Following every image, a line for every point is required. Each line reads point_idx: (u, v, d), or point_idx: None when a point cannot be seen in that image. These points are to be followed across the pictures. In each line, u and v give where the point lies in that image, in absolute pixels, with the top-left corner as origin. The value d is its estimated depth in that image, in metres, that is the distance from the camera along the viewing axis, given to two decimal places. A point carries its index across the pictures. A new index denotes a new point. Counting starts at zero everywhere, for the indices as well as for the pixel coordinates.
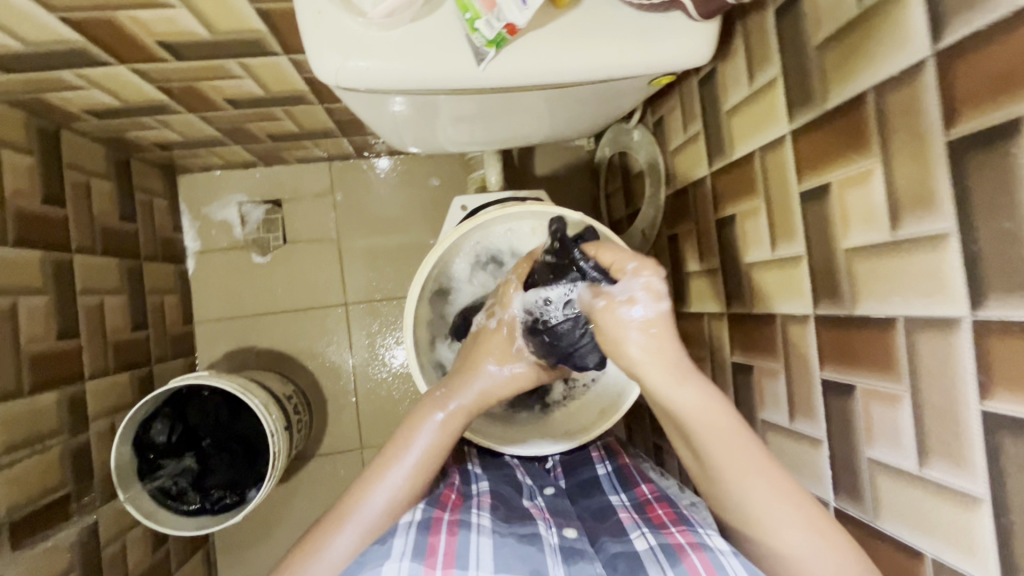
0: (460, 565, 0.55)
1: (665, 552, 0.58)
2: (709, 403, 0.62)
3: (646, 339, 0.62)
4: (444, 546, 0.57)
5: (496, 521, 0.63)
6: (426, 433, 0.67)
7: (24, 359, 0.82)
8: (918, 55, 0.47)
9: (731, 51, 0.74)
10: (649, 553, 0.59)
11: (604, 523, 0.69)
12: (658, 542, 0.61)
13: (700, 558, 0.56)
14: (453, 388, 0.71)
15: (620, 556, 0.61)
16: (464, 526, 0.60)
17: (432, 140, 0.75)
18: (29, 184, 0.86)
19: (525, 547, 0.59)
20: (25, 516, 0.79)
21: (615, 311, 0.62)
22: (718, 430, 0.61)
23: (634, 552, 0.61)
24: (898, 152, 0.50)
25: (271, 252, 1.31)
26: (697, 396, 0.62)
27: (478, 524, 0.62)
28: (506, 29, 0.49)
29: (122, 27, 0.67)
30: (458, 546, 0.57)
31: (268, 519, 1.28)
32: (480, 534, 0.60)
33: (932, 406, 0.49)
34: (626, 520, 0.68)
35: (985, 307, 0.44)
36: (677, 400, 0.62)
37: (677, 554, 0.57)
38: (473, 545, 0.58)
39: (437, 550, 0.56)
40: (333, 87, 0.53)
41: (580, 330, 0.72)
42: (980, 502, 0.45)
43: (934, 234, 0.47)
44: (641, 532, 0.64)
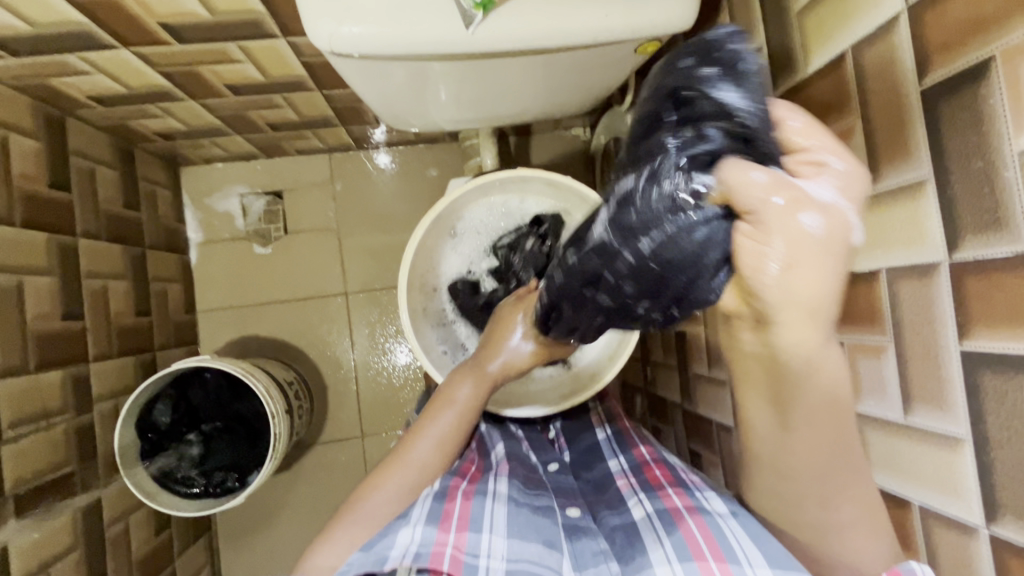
0: (474, 529, 0.57)
1: (662, 518, 0.60)
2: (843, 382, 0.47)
3: (821, 266, 0.40)
4: (458, 510, 0.59)
5: (513, 488, 0.65)
6: (453, 407, 0.68)
7: (29, 338, 0.84)
8: (892, 9, 0.49)
9: (718, 26, 0.76)
10: (645, 521, 0.61)
11: (604, 495, 0.70)
12: (655, 508, 0.62)
13: (695, 522, 0.57)
14: (481, 360, 0.71)
15: (620, 529, 0.61)
16: (479, 494, 0.62)
17: (427, 111, 0.77)
18: (36, 168, 0.89)
19: (539, 519, 0.61)
20: (30, 491, 0.81)
21: (800, 216, 0.39)
22: (834, 416, 0.48)
23: (630, 523, 0.62)
24: (877, 106, 0.51)
25: (273, 242, 1.33)
26: (839, 360, 0.46)
27: (494, 491, 0.63)
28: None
29: (125, 7, 0.70)
30: (472, 512, 0.59)
31: (270, 506, 1.29)
32: (495, 502, 0.61)
33: (915, 353, 0.50)
34: (625, 486, 0.69)
35: (961, 248, 0.45)
36: (824, 367, 0.45)
37: (674, 520, 0.59)
38: (487, 512, 0.59)
39: (452, 515, 0.58)
40: (328, 54, 0.55)
41: (708, 248, 0.42)
42: (961, 442, 0.46)
43: (912, 183, 0.48)
44: (638, 500, 0.65)
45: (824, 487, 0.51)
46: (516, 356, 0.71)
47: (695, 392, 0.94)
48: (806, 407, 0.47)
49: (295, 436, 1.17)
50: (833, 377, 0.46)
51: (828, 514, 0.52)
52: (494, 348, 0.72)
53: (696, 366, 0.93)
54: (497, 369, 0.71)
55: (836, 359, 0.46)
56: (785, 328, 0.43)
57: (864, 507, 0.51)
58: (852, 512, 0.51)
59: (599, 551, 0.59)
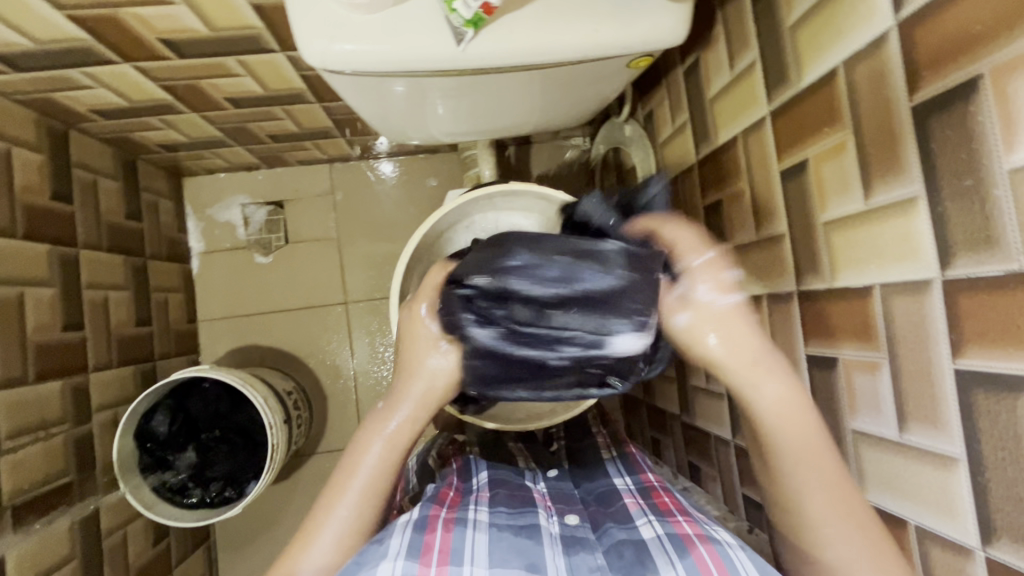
0: (455, 562, 0.54)
1: (672, 542, 0.58)
2: (792, 401, 0.55)
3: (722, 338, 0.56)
4: (439, 543, 0.56)
5: (493, 516, 0.64)
6: (370, 455, 0.62)
7: (29, 349, 0.84)
8: (882, 26, 0.49)
9: (712, 39, 0.76)
10: (656, 541, 0.59)
11: (608, 509, 0.70)
12: (665, 531, 0.60)
13: (707, 549, 0.55)
14: (397, 389, 0.64)
15: (627, 544, 0.60)
16: (461, 523, 0.60)
17: (424, 125, 0.78)
18: (38, 181, 0.90)
19: (522, 541, 0.59)
20: (28, 501, 0.81)
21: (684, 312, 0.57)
22: (796, 437, 0.55)
23: (640, 540, 0.60)
24: (868, 121, 0.51)
25: (274, 252, 1.33)
26: (776, 388, 0.55)
27: (474, 520, 0.62)
28: (482, 9, 0.51)
29: (125, 24, 0.71)
30: (453, 542, 0.57)
31: (269, 516, 1.29)
32: (476, 530, 0.60)
33: (909, 371, 0.49)
34: (631, 506, 0.68)
35: (953, 266, 0.44)
36: (758, 397, 0.56)
37: (686, 545, 0.57)
38: (468, 541, 0.57)
39: (432, 546, 0.56)
40: (321, 71, 0.55)
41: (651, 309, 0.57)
42: (957, 461, 0.46)
43: (903, 199, 0.48)
44: (648, 520, 0.63)
45: (821, 514, 0.53)
46: (433, 382, 0.63)
47: (693, 405, 0.93)
48: (787, 454, 0.55)
49: (293, 446, 1.18)
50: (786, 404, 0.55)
51: (832, 549, 0.52)
52: (411, 374, 0.64)
53: (694, 378, 0.92)
54: (411, 397, 0.63)
55: (785, 385, 0.56)
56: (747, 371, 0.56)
57: (869, 544, 0.51)
58: (858, 545, 0.51)
59: (595, 567, 0.58)
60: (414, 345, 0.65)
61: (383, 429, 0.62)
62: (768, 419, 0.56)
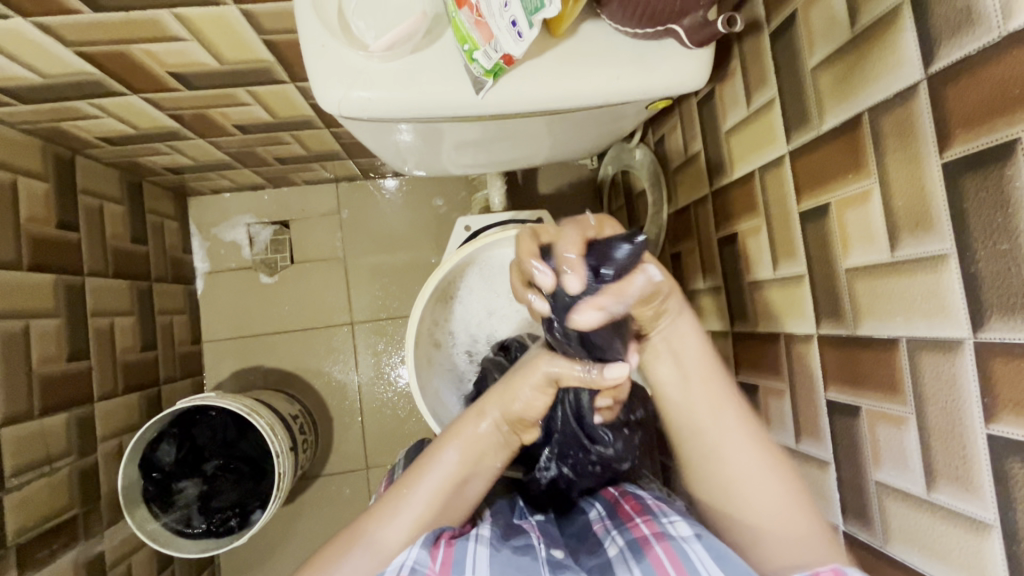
0: (458, 573, 0.54)
1: (631, 548, 0.59)
2: (698, 353, 0.63)
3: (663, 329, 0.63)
4: (441, 554, 0.56)
5: (494, 533, 0.62)
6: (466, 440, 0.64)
7: (34, 381, 0.83)
8: (911, 78, 0.48)
9: (729, 73, 0.75)
10: (619, 556, 0.59)
11: (584, 543, 0.67)
12: (626, 540, 0.61)
13: (663, 548, 0.56)
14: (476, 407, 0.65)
15: (598, 569, 0.60)
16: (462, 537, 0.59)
17: (435, 162, 0.77)
18: (44, 211, 0.89)
19: (520, 558, 0.59)
20: (32, 538, 0.80)
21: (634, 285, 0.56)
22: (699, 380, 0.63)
23: (607, 561, 0.61)
24: (895, 173, 0.50)
25: (279, 272, 1.33)
26: (687, 337, 0.63)
27: (477, 534, 0.61)
28: (503, 59, 0.50)
29: (135, 59, 0.70)
30: (455, 554, 0.56)
31: (273, 540, 1.27)
32: (478, 543, 0.59)
33: (938, 429, 0.48)
34: (601, 530, 0.67)
35: (986, 328, 0.43)
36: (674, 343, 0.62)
37: (643, 548, 0.58)
38: (471, 554, 0.57)
39: (436, 559, 0.56)
40: (337, 116, 0.55)
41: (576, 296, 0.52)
42: (990, 527, 0.44)
43: (932, 255, 0.47)
44: (612, 536, 0.63)
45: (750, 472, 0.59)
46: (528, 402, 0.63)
47: None
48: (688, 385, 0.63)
49: (299, 470, 1.16)
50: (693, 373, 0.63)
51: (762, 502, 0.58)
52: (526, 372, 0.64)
53: None
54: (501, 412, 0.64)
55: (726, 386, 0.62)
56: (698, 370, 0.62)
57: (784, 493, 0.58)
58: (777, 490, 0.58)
59: None
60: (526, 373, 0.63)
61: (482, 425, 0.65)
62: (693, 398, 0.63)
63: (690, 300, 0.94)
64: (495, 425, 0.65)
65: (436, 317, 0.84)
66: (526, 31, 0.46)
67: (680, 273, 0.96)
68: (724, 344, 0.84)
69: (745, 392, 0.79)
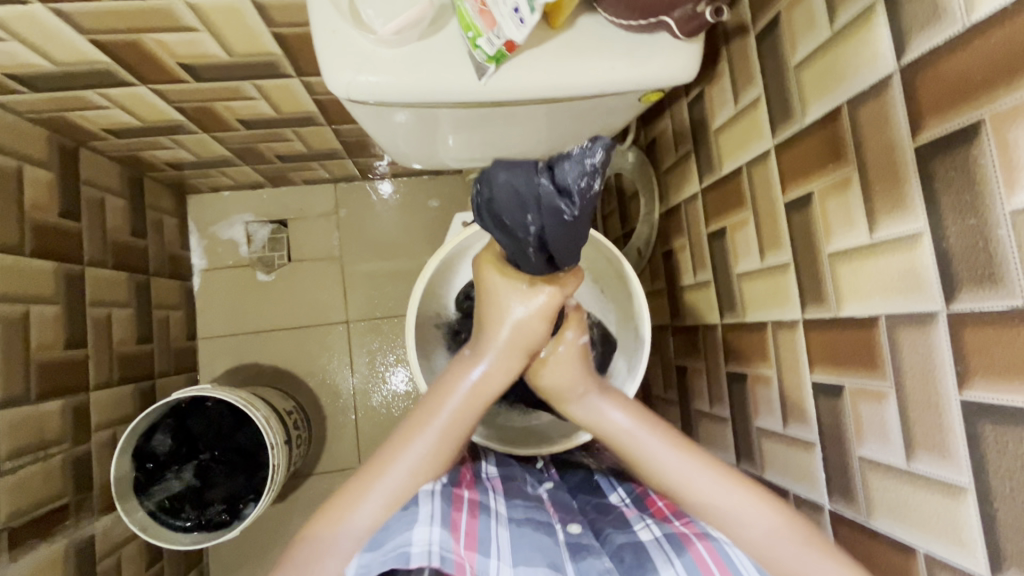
0: (483, 550, 0.55)
1: (671, 541, 0.59)
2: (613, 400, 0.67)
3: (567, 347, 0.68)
4: (465, 526, 0.57)
5: (512, 508, 0.64)
6: (457, 395, 0.63)
7: (32, 366, 0.84)
8: (885, 70, 0.51)
9: (717, 73, 0.79)
10: (654, 543, 0.60)
11: (605, 517, 0.69)
12: (663, 533, 0.61)
13: (705, 547, 0.56)
14: (477, 345, 0.66)
15: (627, 548, 0.60)
16: (484, 510, 0.60)
17: (432, 149, 0.80)
18: (47, 199, 0.90)
19: (540, 536, 0.59)
20: (22, 524, 0.80)
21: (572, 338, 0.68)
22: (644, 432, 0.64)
23: (638, 543, 0.61)
24: (872, 159, 0.53)
25: (276, 270, 1.34)
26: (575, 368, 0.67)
27: (496, 510, 0.62)
28: (505, 46, 0.53)
29: (147, 49, 0.72)
30: (479, 529, 0.57)
31: (263, 538, 1.26)
32: (498, 523, 0.60)
33: (916, 400, 0.51)
34: (629, 513, 0.68)
35: (958, 299, 0.46)
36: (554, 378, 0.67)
37: (683, 543, 0.58)
38: (494, 531, 0.58)
39: (459, 531, 0.56)
40: (344, 100, 0.57)
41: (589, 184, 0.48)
42: (965, 491, 0.47)
43: (907, 235, 0.50)
44: (646, 524, 0.64)
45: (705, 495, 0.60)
46: (508, 336, 0.64)
47: (696, 428, 0.94)
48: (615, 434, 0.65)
49: (292, 466, 1.16)
50: (649, 440, 0.63)
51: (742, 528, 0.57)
52: (490, 325, 0.65)
53: (697, 402, 0.92)
54: (496, 345, 0.65)
55: (621, 404, 0.67)
56: (580, 404, 0.67)
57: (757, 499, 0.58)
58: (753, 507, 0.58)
59: (605, 570, 0.58)
60: (496, 311, 0.64)
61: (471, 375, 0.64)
62: (594, 426, 0.66)
63: (681, 296, 0.96)
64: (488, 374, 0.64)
65: (432, 302, 0.86)
66: (529, 18, 0.50)
67: (671, 270, 0.99)
68: (714, 337, 0.86)
69: (734, 382, 0.81)
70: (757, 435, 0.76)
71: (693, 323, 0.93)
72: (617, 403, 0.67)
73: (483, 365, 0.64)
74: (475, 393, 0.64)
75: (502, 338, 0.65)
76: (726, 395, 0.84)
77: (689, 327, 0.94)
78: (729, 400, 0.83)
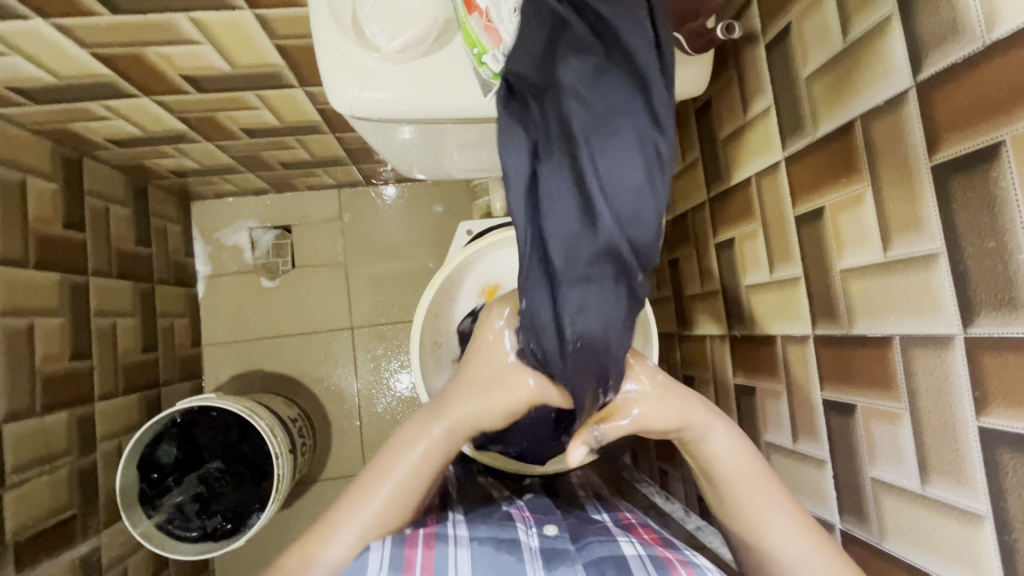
0: None
1: (654, 562, 0.58)
2: (740, 449, 0.64)
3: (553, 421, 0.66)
4: (421, 562, 0.56)
5: (473, 531, 0.63)
6: (418, 447, 0.60)
7: (37, 378, 0.84)
8: (901, 86, 0.50)
9: (726, 82, 0.77)
10: (637, 560, 0.59)
11: (589, 526, 0.69)
12: (648, 552, 0.60)
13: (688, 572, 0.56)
14: (444, 402, 0.61)
15: (607, 560, 0.59)
16: (441, 540, 0.60)
17: (438, 165, 0.80)
18: (51, 210, 0.90)
19: (504, 556, 0.59)
20: (30, 537, 0.80)
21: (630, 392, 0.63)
22: (745, 470, 0.63)
23: (620, 557, 0.60)
24: (886, 176, 0.52)
25: (280, 277, 1.33)
26: (726, 440, 0.64)
27: (455, 536, 0.61)
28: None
29: (149, 62, 0.71)
30: (435, 561, 0.57)
31: (269, 544, 1.26)
32: (458, 547, 0.60)
33: (930, 423, 0.50)
34: (612, 527, 0.68)
35: (976, 323, 0.45)
36: (709, 443, 0.64)
37: (665, 566, 0.57)
38: (450, 559, 0.58)
39: (414, 564, 0.56)
40: (348, 116, 0.58)
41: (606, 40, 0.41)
42: (983, 518, 0.46)
43: (923, 255, 0.49)
44: (629, 539, 0.63)
45: (781, 534, 0.58)
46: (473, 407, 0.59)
47: None
48: (727, 478, 0.63)
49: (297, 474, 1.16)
50: (763, 484, 0.62)
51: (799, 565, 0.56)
52: (461, 387, 0.60)
53: None
54: (457, 410, 0.60)
55: (731, 435, 0.65)
56: (694, 430, 0.64)
57: (823, 553, 0.57)
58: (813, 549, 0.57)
59: None
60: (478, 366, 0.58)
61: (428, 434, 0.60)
62: (703, 458, 0.65)
63: (688, 305, 0.95)
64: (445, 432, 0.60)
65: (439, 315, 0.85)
66: None
67: (678, 278, 0.98)
68: (721, 348, 0.85)
69: (743, 394, 0.80)
70: (766, 450, 0.75)
71: (700, 332, 0.92)
72: (742, 445, 0.64)
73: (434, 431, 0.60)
74: (427, 457, 0.60)
75: (459, 408, 0.60)
76: (734, 407, 0.83)
77: (696, 337, 0.93)
78: (737, 413, 0.82)
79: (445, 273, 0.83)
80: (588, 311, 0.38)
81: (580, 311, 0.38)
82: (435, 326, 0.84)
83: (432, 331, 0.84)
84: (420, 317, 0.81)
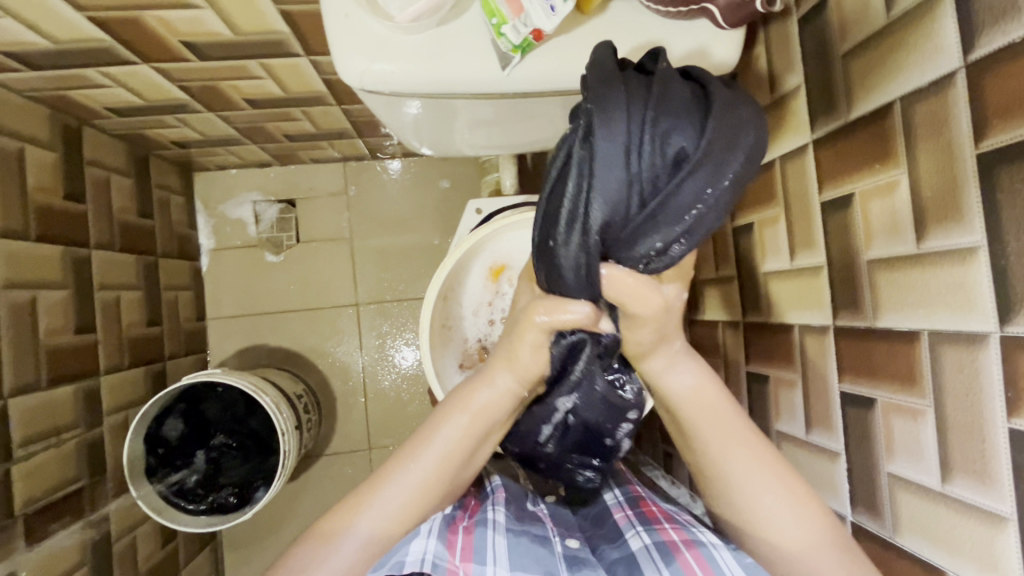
0: (478, 560, 0.56)
1: (660, 549, 0.58)
2: (704, 385, 0.61)
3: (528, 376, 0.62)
4: (461, 542, 0.58)
5: (510, 518, 0.64)
6: (467, 410, 0.61)
7: (42, 352, 0.83)
8: (948, 66, 0.47)
9: (753, 57, 0.73)
10: (644, 552, 0.59)
11: (601, 530, 0.69)
12: (653, 540, 0.60)
13: (693, 555, 0.56)
14: (494, 362, 0.63)
15: (619, 561, 0.61)
16: (481, 524, 0.61)
17: (449, 142, 0.77)
18: (52, 181, 0.88)
19: (537, 547, 0.60)
20: (39, 509, 0.81)
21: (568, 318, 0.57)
22: (709, 408, 0.61)
23: (629, 554, 0.60)
24: (926, 164, 0.49)
25: (284, 251, 1.31)
26: (689, 375, 0.61)
27: (494, 520, 0.63)
28: (532, 34, 0.53)
29: (148, 27, 0.68)
30: (475, 542, 0.58)
31: (275, 516, 1.28)
32: (496, 532, 0.61)
33: (956, 421, 0.48)
34: (621, 520, 0.67)
35: (1014, 322, 0.43)
36: (671, 384, 0.61)
37: (671, 551, 0.57)
38: (489, 543, 0.59)
39: (455, 547, 0.57)
40: (358, 89, 0.57)
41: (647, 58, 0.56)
42: (1005, 519, 0.45)
43: (960, 248, 0.47)
44: (636, 531, 0.63)
45: (743, 476, 0.58)
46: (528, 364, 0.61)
47: None
48: (689, 414, 0.61)
49: (303, 449, 1.16)
50: (722, 414, 0.61)
51: (757, 506, 0.57)
52: (515, 356, 0.61)
53: None
54: (506, 371, 0.62)
55: (695, 369, 0.61)
56: (657, 362, 0.61)
57: (786, 491, 0.56)
58: (777, 490, 0.56)
59: None
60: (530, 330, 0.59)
61: (480, 395, 0.61)
62: (664, 394, 0.62)
63: (700, 290, 0.93)
64: (500, 390, 0.62)
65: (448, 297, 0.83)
66: (559, 8, 0.51)
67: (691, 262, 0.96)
68: (734, 334, 0.84)
69: (755, 382, 0.79)
70: (776, 438, 0.75)
71: (713, 317, 0.90)
72: (704, 380, 0.61)
73: (481, 395, 0.61)
74: (484, 411, 0.61)
75: (505, 370, 0.62)
76: (745, 395, 0.82)
77: (709, 322, 0.91)
78: (748, 401, 0.81)
79: (458, 255, 0.80)
80: (739, 110, 0.46)
81: (727, 103, 0.46)
82: (446, 307, 0.83)
83: (444, 313, 0.83)
84: (434, 299, 0.79)
